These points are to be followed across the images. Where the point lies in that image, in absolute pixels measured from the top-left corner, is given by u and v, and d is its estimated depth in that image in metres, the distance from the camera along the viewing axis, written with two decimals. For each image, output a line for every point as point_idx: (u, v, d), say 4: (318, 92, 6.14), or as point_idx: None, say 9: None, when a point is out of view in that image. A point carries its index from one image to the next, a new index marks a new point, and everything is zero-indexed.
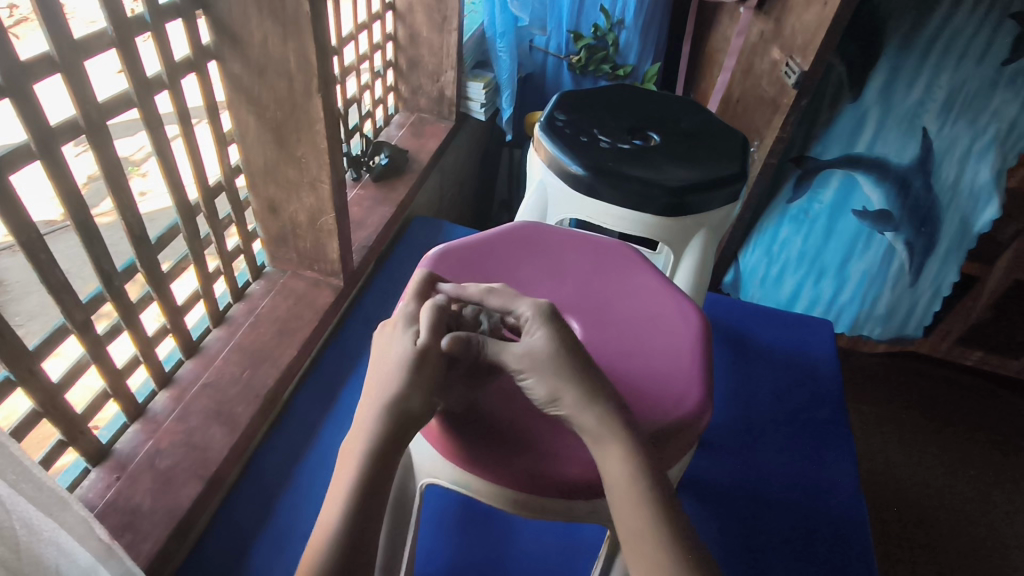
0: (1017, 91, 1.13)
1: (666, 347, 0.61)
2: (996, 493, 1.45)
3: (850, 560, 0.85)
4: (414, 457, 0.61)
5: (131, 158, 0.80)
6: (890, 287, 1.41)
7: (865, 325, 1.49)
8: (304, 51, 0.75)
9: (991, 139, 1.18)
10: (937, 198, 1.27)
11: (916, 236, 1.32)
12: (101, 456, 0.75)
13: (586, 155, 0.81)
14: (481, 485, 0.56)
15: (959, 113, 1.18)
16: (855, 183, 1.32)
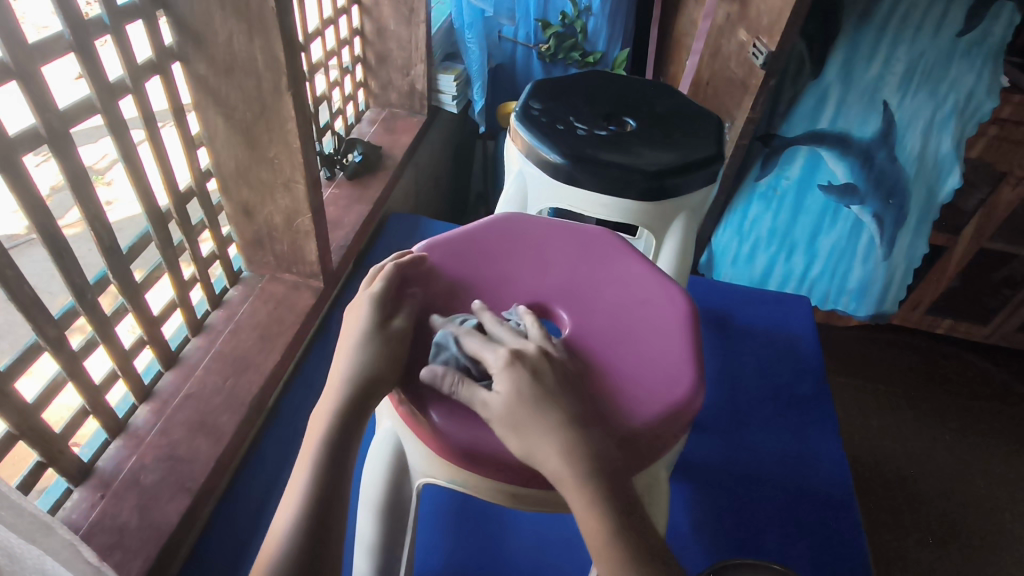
0: (971, 62, 1.17)
1: (656, 330, 0.61)
2: (971, 455, 1.50)
3: (840, 531, 0.87)
4: (409, 458, 0.60)
5: (94, 167, 0.76)
6: (859, 262, 1.43)
7: (838, 299, 1.51)
8: (272, 49, 0.74)
9: (950, 110, 1.21)
10: (903, 171, 1.29)
11: (884, 208, 1.34)
12: (83, 475, 0.73)
13: (564, 143, 0.80)
14: (477, 482, 0.55)
15: (918, 86, 1.21)
16: (820, 158, 1.33)
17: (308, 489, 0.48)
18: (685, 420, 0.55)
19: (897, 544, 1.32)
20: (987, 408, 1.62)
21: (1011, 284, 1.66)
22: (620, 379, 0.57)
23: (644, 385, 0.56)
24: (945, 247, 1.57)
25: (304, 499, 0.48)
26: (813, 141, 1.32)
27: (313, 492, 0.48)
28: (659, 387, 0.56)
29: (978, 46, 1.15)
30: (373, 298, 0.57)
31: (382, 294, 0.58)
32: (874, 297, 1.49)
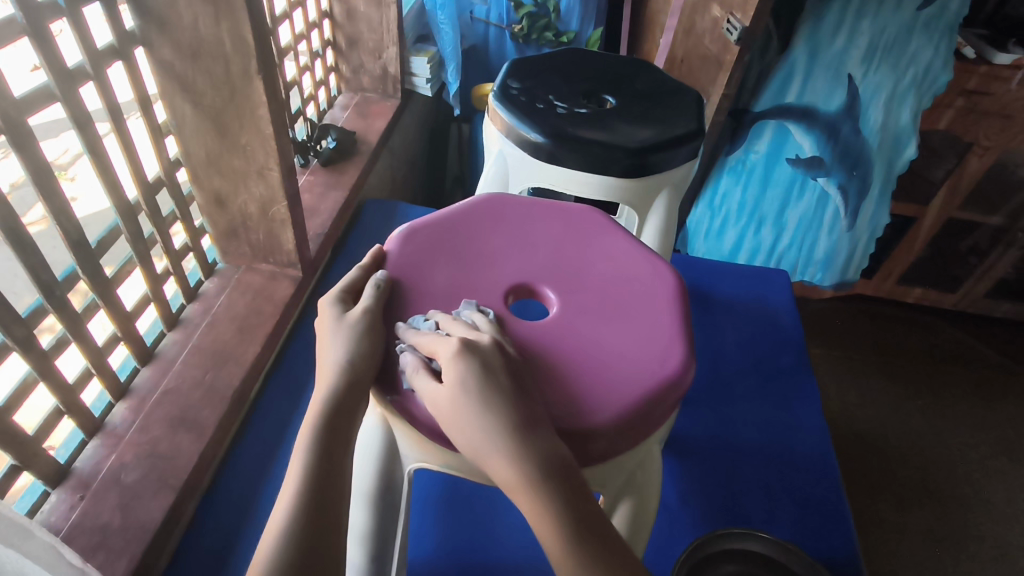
0: (930, 36, 1.18)
1: (646, 307, 0.61)
2: (944, 420, 1.54)
3: (823, 497, 0.89)
4: (400, 443, 0.59)
5: (56, 162, 0.70)
6: (825, 233, 1.45)
7: (806, 270, 1.54)
8: (239, 31, 0.71)
9: (910, 83, 1.23)
10: (867, 142, 1.30)
11: (849, 179, 1.34)
12: (60, 477, 0.71)
13: (544, 122, 0.79)
14: (468, 465, 0.54)
15: (881, 60, 1.22)
16: (787, 133, 1.34)
17: (304, 473, 0.47)
18: (676, 396, 0.56)
19: (875, 507, 1.35)
20: (957, 373, 1.67)
21: (976, 253, 1.69)
22: (612, 358, 0.57)
23: (637, 362, 0.56)
24: (915, 217, 1.61)
25: (301, 482, 0.47)
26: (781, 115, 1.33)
27: (305, 478, 0.47)
28: (652, 364, 0.56)
29: (936, 20, 1.17)
30: (336, 297, 0.59)
31: (348, 287, 0.61)
32: (838, 266, 1.52)
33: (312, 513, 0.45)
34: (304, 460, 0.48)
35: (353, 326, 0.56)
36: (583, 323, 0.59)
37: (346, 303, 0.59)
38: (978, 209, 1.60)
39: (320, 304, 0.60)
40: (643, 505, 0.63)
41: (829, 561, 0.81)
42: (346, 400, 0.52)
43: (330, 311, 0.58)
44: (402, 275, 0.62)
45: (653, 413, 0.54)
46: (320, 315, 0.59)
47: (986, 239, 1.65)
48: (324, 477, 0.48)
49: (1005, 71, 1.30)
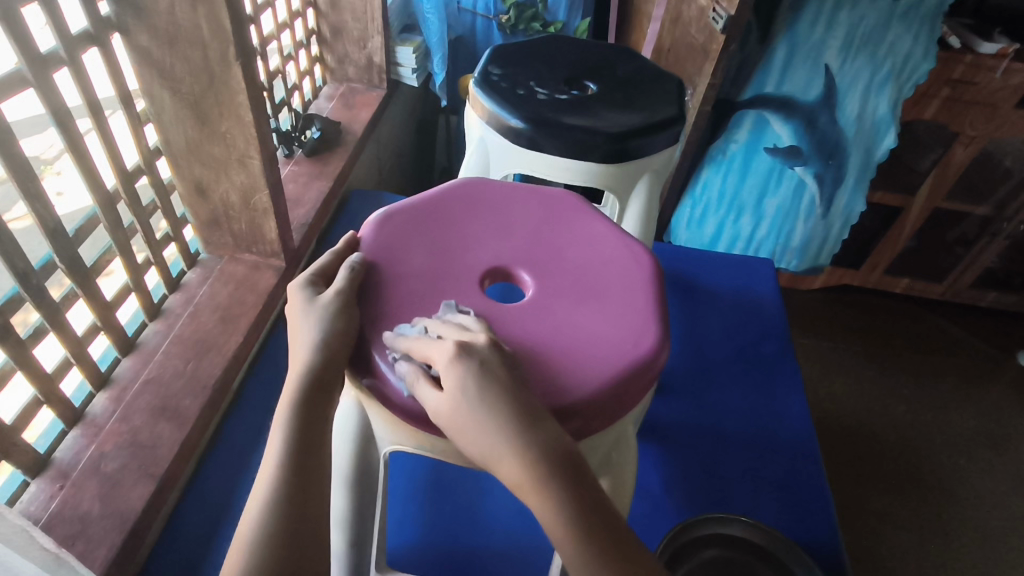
0: (908, 25, 1.18)
1: (624, 287, 0.61)
2: (929, 407, 1.56)
3: (806, 483, 0.89)
4: (375, 426, 0.59)
5: (41, 157, 0.72)
6: (802, 221, 1.47)
7: (782, 257, 1.57)
8: (216, 16, 0.70)
9: (888, 73, 1.24)
10: (844, 132, 1.32)
11: (824, 168, 1.37)
12: (40, 467, 0.70)
13: (525, 108, 0.79)
14: (442, 445, 0.54)
15: (859, 49, 1.23)
16: (766, 122, 1.36)
17: (285, 452, 0.48)
18: (652, 374, 0.56)
19: (861, 494, 1.37)
20: (942, 361, 1.69)
21: (963, 243, 1.71)
22: (589, 338, 0.57)
23: (613, 341, 0.57)
24: (902, 208, 1.62)
25: (282, 460, 0.47)
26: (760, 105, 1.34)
27: (285, 460, 0.47)
28: (628, 344, 0.57)
29: (916, 8, 1.17)
30: (308, 280, 0.59)
31: (319, 271, 0.61)
32: (813, 253, 1.55)
33: (297, 492, 0.46)
34: (284, 438, 0.48)
35: (325, 306, 0.56)
36: (561, 304, 0.59)
37: (317, 287, 0.59)
38: (965, 199, 1.60)
39: (292, 286, 0.60)
40: (620, 486, 0.63)
41: (810, 545, 0.82)
42: (322, 376, 0.52)
43: (300, 295, 0.58)
44: (378, 259, 0.62)
45: (629, 395, 0.55)
46: (291, 296, 0.59)
47: (974, 229, 1.67)
48: (304, 455, 0.48)
49: (990, 60, 1.30)
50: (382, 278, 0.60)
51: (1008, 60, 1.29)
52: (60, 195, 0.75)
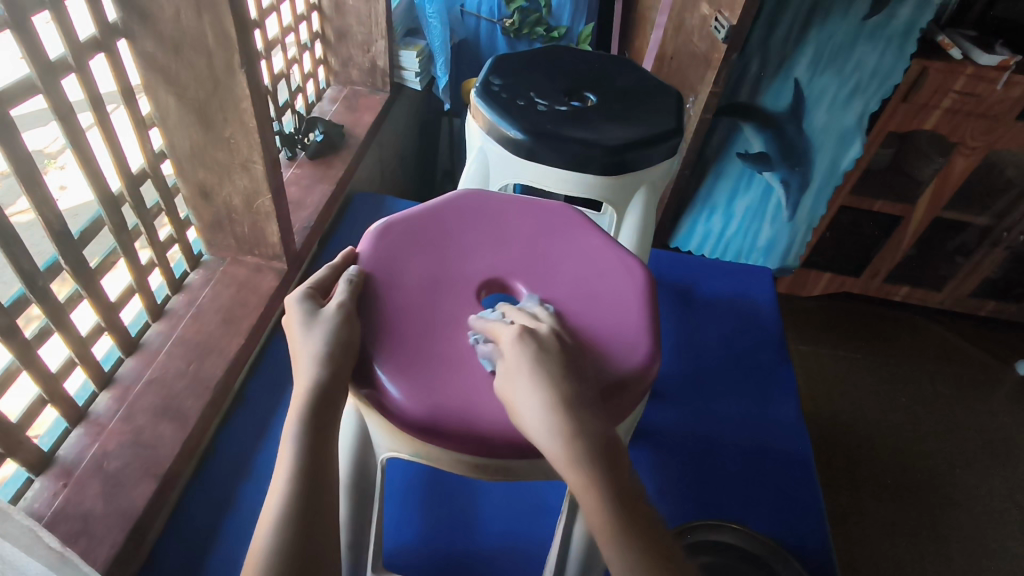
0: (875, 43, 1.26)
1: (619, 299, 0.63)
2: (926, 416, 1.57)
3: (798, 491, 0.90)
4: (373, 433, 0.61)
5: (45, 151, 0.71)
6: (768, 221, 1.63)
7: (749, 255, 1.72)
8: (221, 24, 0.71)
9: (853, 87, 1.34)
10: (809, 141, 1.44)
11: (790, 174, 1.51)
12: (44, 464, 0.72)
13: (524, 119, 0.80)
14: (437, 453, 0.55)
15: (826, 66, 1.33)
16: (739, 128, 1.50)
17: (297, 465, 0.48)
18: (644, 384, 0.57)
19: (854, 501, 1.38)
20: (939, 370, 1.69)
21: (963, 252, 1.72)
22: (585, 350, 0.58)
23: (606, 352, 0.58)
24: (902, 217, 1.63)
25: (297, 473, 0.48)
26: (733, 112, 1.48)
27: (294, 471, 0.48)
28: (622, 354, 0.58)
29: (883, 28, 1.24)
30: (305, 294, 0.60)
31: (315, 286, 0.62)
32: (780, 252, 1.69)
33: (307, 499, 0.47)
34: (298, 448, 0.49)
35: (324, 315, 0.57)
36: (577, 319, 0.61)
37: (314, 299, 0.60)
38: (964, 209, 1.62)
39: (292, 298, 0.60)
40: None
41: (802, 554, 0.83)
42: (330, 388, 0.53)
43: (299, 307, 0.59)
44: (377, 272, 0.63)
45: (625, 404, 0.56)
46: (291, 309, 0.59)
47: (975, 237, 1.68)
48: (315, 464, 0.49)
49: (992, 72, 1.29)
50: (377, 289, 0.62)
51: (1009, 73, 1.28)
52: (63, 189, 0.74)
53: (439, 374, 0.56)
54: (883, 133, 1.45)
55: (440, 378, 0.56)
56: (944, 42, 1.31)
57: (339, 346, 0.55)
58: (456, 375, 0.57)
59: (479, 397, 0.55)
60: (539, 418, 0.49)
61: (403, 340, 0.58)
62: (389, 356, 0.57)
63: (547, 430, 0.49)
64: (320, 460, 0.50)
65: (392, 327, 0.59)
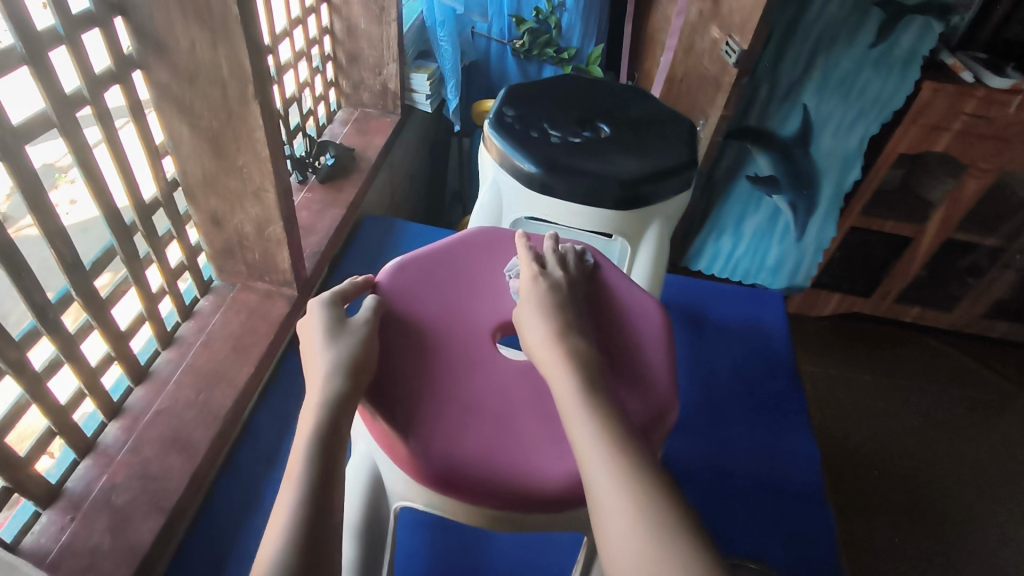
0: (879, 71, 1.28)
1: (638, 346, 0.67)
2: (940, 440, 1.54)
3: (813, 525, 0.89)
4: (386, 481, 0.60)
5: (56, 164, 0.71)
6: (776, 243, 1.63)
7: (757, 275, 1.73)
8: (236, 56, 0.71)
9: (857, 113, 1.36)
10: (816, 165, 1.45)
11: (797, 197, 1.52)
12: (52, 497, 0.71)
13: (537, 152, 0.81)
14: (455, 506, 0.55)
15: (832, 92, 1.34)
16: (748, 152, 1.49)
17: (304, 483, 0.47)
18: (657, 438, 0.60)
19: (868, 529, 1.35)
20: (953, 392, 1.67)
21: (975, 273, 1.71)
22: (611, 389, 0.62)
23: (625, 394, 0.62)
24: (912, 238, 1.62)
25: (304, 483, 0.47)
26: (742, 136, 1.47)
27: (301, 502, 0.46)
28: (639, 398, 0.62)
29: (887, 56, 1.26)
30: (327, 312, 0.62)
31: (340, 293, 0.65)
32: (787, 272, 1.69)
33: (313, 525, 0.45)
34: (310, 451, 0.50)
35: (343, 327, 0.60)
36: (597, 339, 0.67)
37: (336, 314, 0.62)
38: (975, 229, 1.60)
39: (313, 319, 0.62)
40: None
41: None
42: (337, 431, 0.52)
43: (320, 327, 0.60)
44: (395, 304, 0.66)
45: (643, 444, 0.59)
46: (311, 332, 0.61)
47: (985, 259, 1.67)
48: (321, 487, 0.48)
49: (1003, 95, 1.27)
50: (400, 319, 0.65)
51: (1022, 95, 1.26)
52: (76, 203, 0.74)
53: (459, 422, 0.58)
54: (892, 156, 1.42)
55: (465, 420, 0.58)
56: (955, 65, 1.31)
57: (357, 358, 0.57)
58: (468, 427, 0.58)
59: (502, 443, 0.57)
60: (539, 328, 0.62)
61: (423, 391, 0.59)
62: (412, 400, 0.58)
63: (543, 336, 0.60)
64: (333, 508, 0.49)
65: (416, 369, 0.61)
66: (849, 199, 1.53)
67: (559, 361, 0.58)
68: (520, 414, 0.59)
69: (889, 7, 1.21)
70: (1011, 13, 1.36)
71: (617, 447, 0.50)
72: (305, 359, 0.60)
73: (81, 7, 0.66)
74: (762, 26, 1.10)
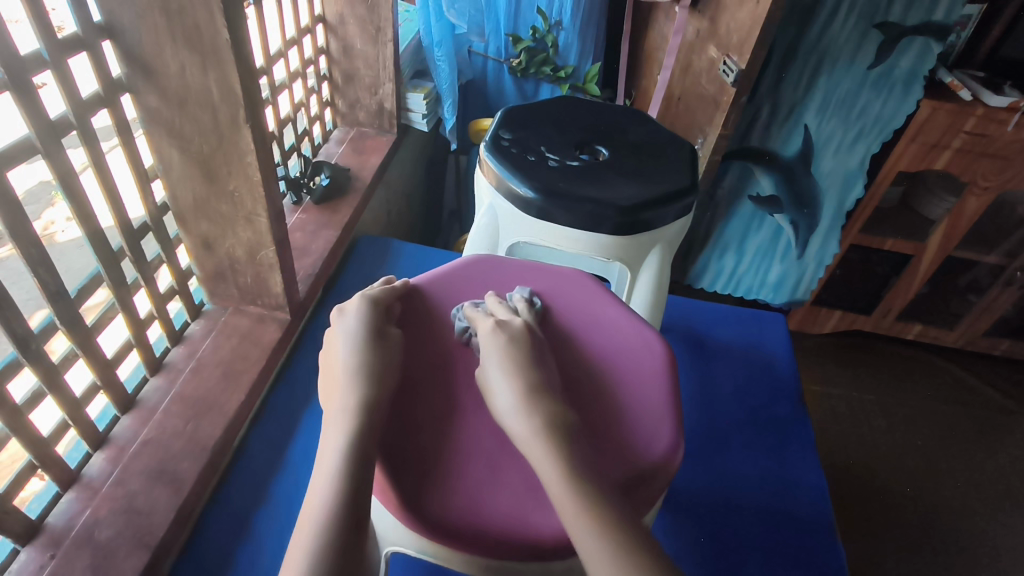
0: (879, 91, 1.28)
1: (645, 389, 0.65)
2: (945, 461, 1.52)
3: (819, 555, 0.86)
4: (378, 527, 0.61)
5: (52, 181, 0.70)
6: (778, 260, 1.62)
7: (760, 291, 1.72)
8: (227, 80, 0.70)
9: (858, 132, 1.35)
10: (817, 185, 1.45)
11: (799, 216, 1.51)
12: (31, 534, 0.69)
13: (535, 176, 0.80)
14: (448, 554, 0.55)
15: (833, 113, 1.33)
16: (751, 172, 1.49)
17: (323, 513, 0.48)
18: (661, 483, 0.59)
19: (873, 554, 1.32)
20: (956, 412, 1.65)
21: (975, 290, 1.70)
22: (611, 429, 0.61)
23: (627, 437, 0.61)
24: (913, 255, 1.60)
25: (332, 505, 0.48)
26: (743, 156, 1.47)
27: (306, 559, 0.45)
28: (642, 437, 0.61)
29: (886, 77, 1.26)
30: (357, 318, 0.65)
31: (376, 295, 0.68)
32: (789, 288, 1.68)
33: (342, 555, 0.46)
34: (334, 471, 0.51)
35: (360, 342, 0.62)
36: (591, 371, 0.66)
37: (370, 312, 0.66)
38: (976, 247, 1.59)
39: (341, 323, 0.65)
40: None
41: None
42: (343, 468, 0.51)
43: (346, 335, 0.63)
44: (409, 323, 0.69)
45: (645, 485, 0.58)
46: (335, 341, 0.64)
47: (986, 276, 1.65)
48: (353, 513, 0.49)
49: (1002, 113, 1.27)
50: (406, 352, 0.66)
51: (1020, 114, 1.26)
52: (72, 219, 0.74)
53: (455, 467, 0.57)
54: (892, 174, 1.42)
55: (460, 459, 0.58)
56: (953, 83, 1.30)
57: (376, 378, 0.59)
58: (463, 472, 0.57)
59: (500, 479, 0.57)
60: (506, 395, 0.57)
61: (420, 436, 0.59)
62: (414, 435, 0.59)
63: (514, 407, 0.56)
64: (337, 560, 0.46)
65: (415, 414, 0.61)
66: (850, 216, 1.52)
67: (535, 433, 0.53)
68: (515, 449, 0.59)
69: (889, 29, 1.20)
70: (1006, 33, 1.36)
71: (606, 522, 0.47)
72: (327, 363, 0.62)
73: (68, 30, 0.65)
74: (760, 46, 1.10)
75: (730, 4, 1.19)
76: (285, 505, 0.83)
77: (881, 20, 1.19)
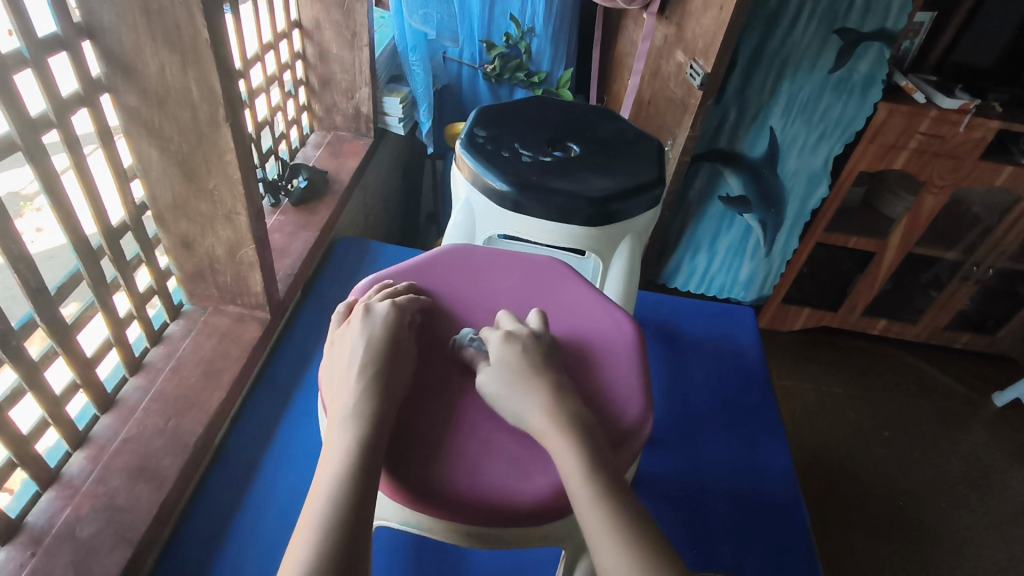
0: (840, 95, 1.34)
1: (614, 360, 0.69)
2: (909, 449, 1.57)
3: (789, 537, 0.90)
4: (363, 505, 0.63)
5: (22, 193, 0.69)
6: (748, 258, 1.67)
7: (731, 289, 1.77)
8: (206, 78, 0.72)
9: (821, 134, 1.41)
10: (783, 185, 1.50)
11: (766, 216, 1.57)
12: (10, 532, 0.68)
13: (509, 171, 0.83)
14: (432, 523, 0.57)
15: (797, 115, 1.39)
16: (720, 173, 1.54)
17: (339, 489, 0.50)
18: (639, 442, 0.63)
19: (845, 541, 1.36)
20: (918, 401, 1.71)
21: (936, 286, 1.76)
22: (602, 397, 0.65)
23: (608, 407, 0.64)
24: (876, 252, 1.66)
25: (342, 485, 0.50)
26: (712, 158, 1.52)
27: (327, 533, 0.47)
28: (614, 405, 0.65)
29: (846, 81, 1.32)
30: (380, 310, 0.66)
31: (396, 293, 0.70)
32: (758, 285, 1.74)
33: (354, 531, 0.48)
34: (346, 452, 0.53)
35: (376, 334, 0.63)
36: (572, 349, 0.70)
37: (399, 310, 0.67)
38: (934, 243, 1.66)
39: (361, 312, 0.66)
40: None
41: None
42: (354, 451, 0.53)
43: (362, 325, 0.64)
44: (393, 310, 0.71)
45: (621, 447, 0.61)
46: (351, 331, 0.65)
47: (946, 271, 1.72)
48: (364, 490, 0.51)
49: (954, 115, 1.33)
50: (420, 347, 0.68)
51: (970, 115, 1.33)
52: (43, 230, 0.72)
53: (438, 440, 0.60)
54: (854, 173, 1.48)
55: (445, 434, 0.60)
56: (908, 86, 1.36)
57: (385, 364, 0.61)
58: (444, 444, 0.59)
59: (494, 449, 0.59)
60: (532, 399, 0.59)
61: (408, 418, 0.61)
62: (411, 417, 0.61)
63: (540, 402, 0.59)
64: (355, 541, 0.48)
65: (411, 400, 0.62)
66: (817, 214, 1.57)
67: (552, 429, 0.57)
68: (490, 424, 0.62)
69: (848, 35, 1.26)
70: (956, 39, 1.42)
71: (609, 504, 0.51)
72: (338, 353, 0.63)
73: (48, 30, 0.66)
74: (724, 49, 1.14)
75: (695, 9, 1.24)
76: (268, 502, 0.84)
77: (840, 25, 1.25)
